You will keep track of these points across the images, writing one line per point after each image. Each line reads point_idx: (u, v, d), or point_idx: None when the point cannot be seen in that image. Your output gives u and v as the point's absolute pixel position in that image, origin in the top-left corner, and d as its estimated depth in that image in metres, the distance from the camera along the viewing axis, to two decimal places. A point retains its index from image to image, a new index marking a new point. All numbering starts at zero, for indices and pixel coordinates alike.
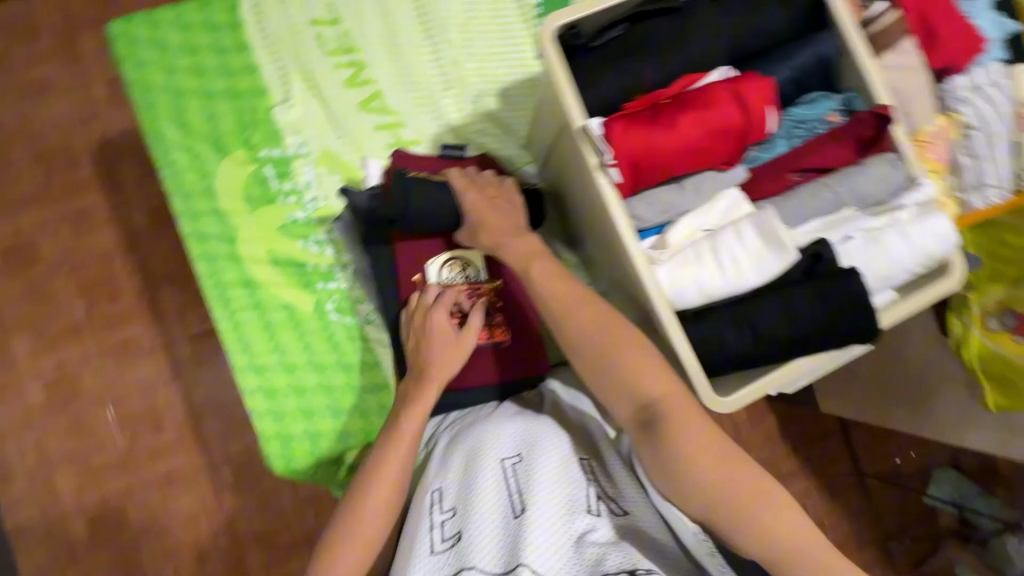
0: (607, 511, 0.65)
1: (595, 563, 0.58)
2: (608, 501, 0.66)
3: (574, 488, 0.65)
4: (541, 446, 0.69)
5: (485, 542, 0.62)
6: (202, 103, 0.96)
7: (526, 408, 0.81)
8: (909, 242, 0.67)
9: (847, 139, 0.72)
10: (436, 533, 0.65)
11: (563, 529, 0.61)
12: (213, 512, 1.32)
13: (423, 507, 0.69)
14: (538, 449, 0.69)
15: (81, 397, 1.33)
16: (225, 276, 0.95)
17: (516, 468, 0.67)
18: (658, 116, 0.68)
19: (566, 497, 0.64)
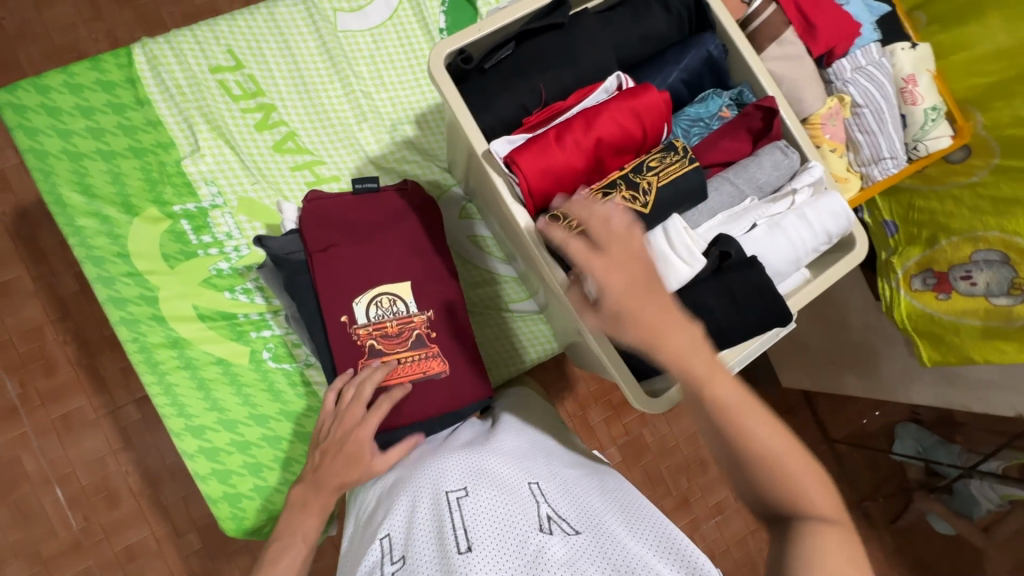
0: (560, 531, 0.63)
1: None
2: (560, 525, 0.64)
3: (522, 512, 0.65)
4: (486, 476, 0.69)
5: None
6: (105, 164, 0.93)
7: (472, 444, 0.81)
8: (808, 225, 0.70)
9: (740, 131, 0.75)
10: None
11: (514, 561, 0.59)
12: None
13: (371, 560, 0.66)
14: (483, 479, 0.69)
15: (24, 483, 1.25)
16: (148, 339, 0.91)
17: (462, 499, 0.67)
18: (560, 141, 0.67)
19: (514, 526, 0.62)
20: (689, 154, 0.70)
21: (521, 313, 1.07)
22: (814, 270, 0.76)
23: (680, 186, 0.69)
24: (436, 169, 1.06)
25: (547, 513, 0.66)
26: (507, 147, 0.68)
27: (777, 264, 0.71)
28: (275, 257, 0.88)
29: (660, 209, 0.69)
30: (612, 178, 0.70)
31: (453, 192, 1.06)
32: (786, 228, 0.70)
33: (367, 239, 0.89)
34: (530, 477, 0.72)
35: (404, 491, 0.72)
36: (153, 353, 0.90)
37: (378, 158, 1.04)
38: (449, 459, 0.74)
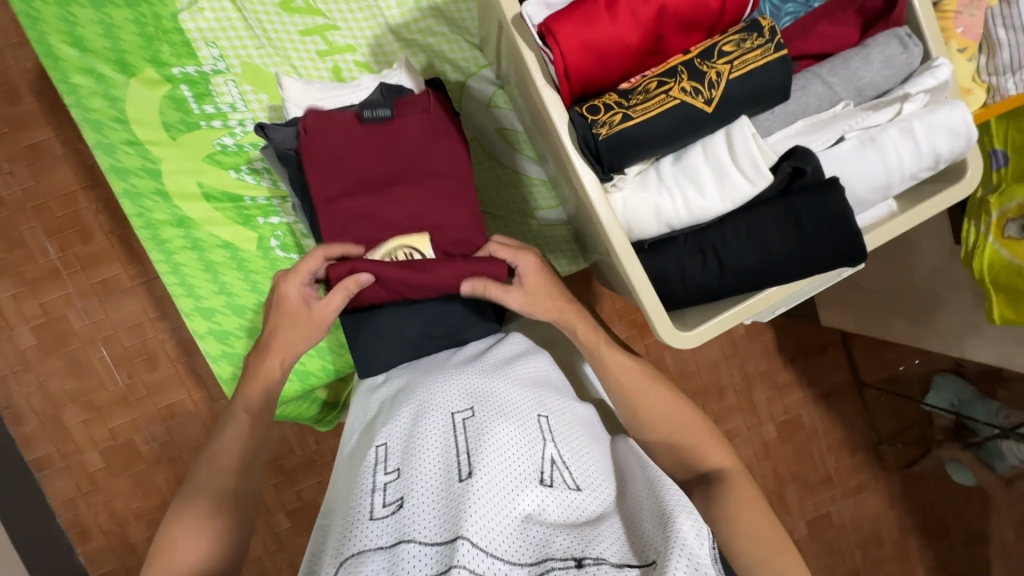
0: (559, 482, 0.62)
1: (541, 542, 0.55)
2: (561, 472, 0.63)
3: (526, 455, 0.62)
4: (498, 405, 0.66)
5: (428, 509, 0.58)
6: (97, 14, 0.83)
7: (483, 356, 0.77)
8: (912, 144, 0.56)
9: (847, 11, 0.59)
10: (377, 497, 0.61)
11: (511, 504, 0.57)
12: None
13: (366, 465, 0.65)
14: (494, 408, 0.66)
15: (71, 339, 1.31)
16: (155, 215, 0.86)
17: (468, 426, 0.65)
18: (611, 8, 0.53)
19: (518, 467, 0.61)
20: (777, 39, 0.55)
21: (544, 222, 0.97)
22: (903, 202, 0.63)
23: (757, 81, 0.55)
24: (466, 46, 0.91)
25: (551, 457, 0.64)
26: (542, 15, 0.54)
27: (859, 189, 0.58)
28: (278, 151, 0.78)
29: (726, 108, 0.56)
30: (671, 63, 0.56)
31: (483, 74, 0.92)
32: (882, 147, 0.56)
33: (387, 183, 0.78)
34: (541, 410, 0.69)
35: (408, 400, 0.70)
36: (159, 231, 0.86)
37: (400, 27, 0.90)
38: (460, 378, 0.71)
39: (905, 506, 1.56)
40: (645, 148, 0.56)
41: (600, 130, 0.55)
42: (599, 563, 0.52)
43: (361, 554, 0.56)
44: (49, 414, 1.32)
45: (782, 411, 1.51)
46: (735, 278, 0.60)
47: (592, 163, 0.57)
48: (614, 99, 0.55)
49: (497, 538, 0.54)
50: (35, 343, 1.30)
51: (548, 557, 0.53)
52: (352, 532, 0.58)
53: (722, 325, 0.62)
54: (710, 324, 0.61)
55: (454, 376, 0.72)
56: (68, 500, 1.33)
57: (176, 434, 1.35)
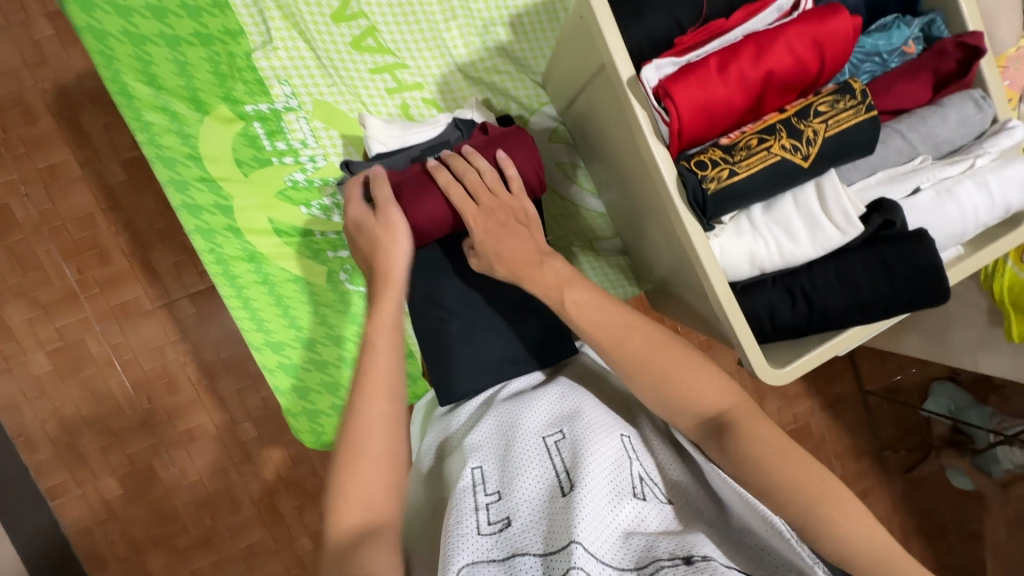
0: (651, 495, 0.63)
1: (646, 552, 0.57)
2: (651, 485, 0.65)
3: (618, 470, 0.64)
4: (585, 423, 0.68)
5: (534, 526, 0.60)
6: (169, 50, 0.83)
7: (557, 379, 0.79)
8: (987, 196, 0.61)
9: (925, 73, 0.63)
10: (480, 516, 0.62)
11: (612, 515, 0.59)
12: (242, 463, 1.34)
13: (462, 487, 0.66)
14: (583, 427, 0.67)
15: (90, 363, 1.28)
16: (226, 250, 0.87)
17: (560, 446, 0.67)
18: (723, 72, 0.56)
19: (613, 479, 0.62)
20: (869, 100, 0.59)
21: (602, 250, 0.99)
22: (970, 247, 0.67)
23: (851, 138, 0.59)
24: (529, 84, 0.94)
25: (641, 473, 0.65)
26: (656, 76, 0.57)
27: (938, 236, 0.62)
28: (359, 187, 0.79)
29: (821, 163, 0.60)
30: (770, 121, 0.60)
31: (545, 111, 0.95)
32: (959, 198, 0.61)
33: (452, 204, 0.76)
34: (623, 429, 0.70)
35: (495, 421, 0.72)
36: (230, 266, 0.87)
37: (467, 65, 0.92)
38: (543, 400, 0.73)
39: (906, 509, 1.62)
40: (749, 197, 0.60)
41: (709, 185, 0.58)
42: (708, 560, 0.53)
43: (473, 566, 0.58)
44: (64, 441, 1.29)
45: (790, 420, 1.56)
46: (823, 318, 0.64)
47: (696, 213, 0.61)
48: (719, 155, 0.59)
49: (602, 547, 0.57)
50: (50, 369, 1.27)
51: (655, 560, 0.55)
52: (460, 544, 0.59)
53: (812, 361, 0.65)
54: (801, 362, 0.65)
55: (536, 397, 0.74)
56: (84, 528, 1.30)
57: (198, 457, 1.34)
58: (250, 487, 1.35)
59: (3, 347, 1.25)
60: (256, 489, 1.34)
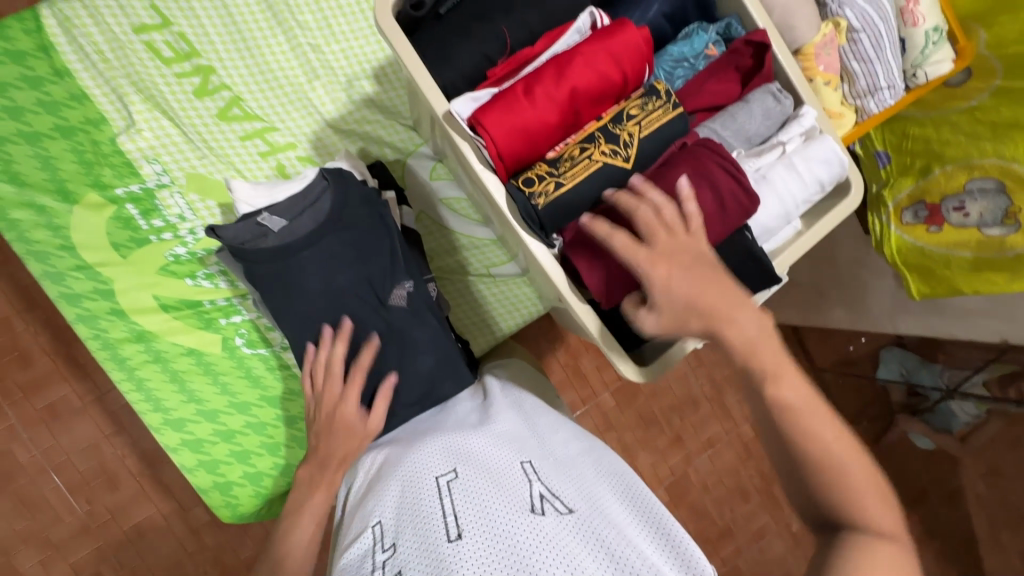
0: (553, 510, 0.61)
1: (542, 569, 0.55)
2: (550, 501, 0.63)
3: (513, 494, 0.62)
4: (476, 458, 0.67)
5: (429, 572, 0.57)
6: (29, 147, 0.84)
7: (459, 416, 0.79)
8: (797, 176, 0.65)
9: (728, 71, 0.68)
10: None
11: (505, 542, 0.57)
12: (197, 550, 1.28)
13: (362, 550, 0.64)
14: (475, 462, 0.66)
15: (20, 474, 1.22)
16: (112, 334, 0.86)
17: (452, 487, 0.64)
18: (529, 94, 0.59)
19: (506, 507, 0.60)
20: (673, 99, 0.63)
21: (501, 275, 1.02)
22: (807, 221, 0.73)
23: (664, 136, 0.63)
24: (400, 129, 0.97)
25: (540, 493, 0.64)
26: (469, 107, 0.60)
27: (765, 220, 0.66)
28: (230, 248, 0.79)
29: (642, 164, 0.63)
30: (589, 131, 0.63)
31: (421, 152, 0.98)
32: (774, 182, 0.65)
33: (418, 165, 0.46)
34: (523, 455, 0.69)
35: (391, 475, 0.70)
36: (118, 350, 0.86)
37: (337, 120, 0.95)
38: (437, 440, 0.71)
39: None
40: (580, 207, 0.62)
41: (539, 200, 0.61)
42: None
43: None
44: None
45: (751, 410, 1.54)
46: None
47: (535, 230, 0.63)
48: (545, 170, 0.62)
49: None
50: None
51: None
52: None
53: (676, 354, 0.68)
54: (664, 357, 0.68)
55: (432, 440, 0.72)
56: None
57: (147, 554, 1.27)
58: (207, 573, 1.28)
59: None
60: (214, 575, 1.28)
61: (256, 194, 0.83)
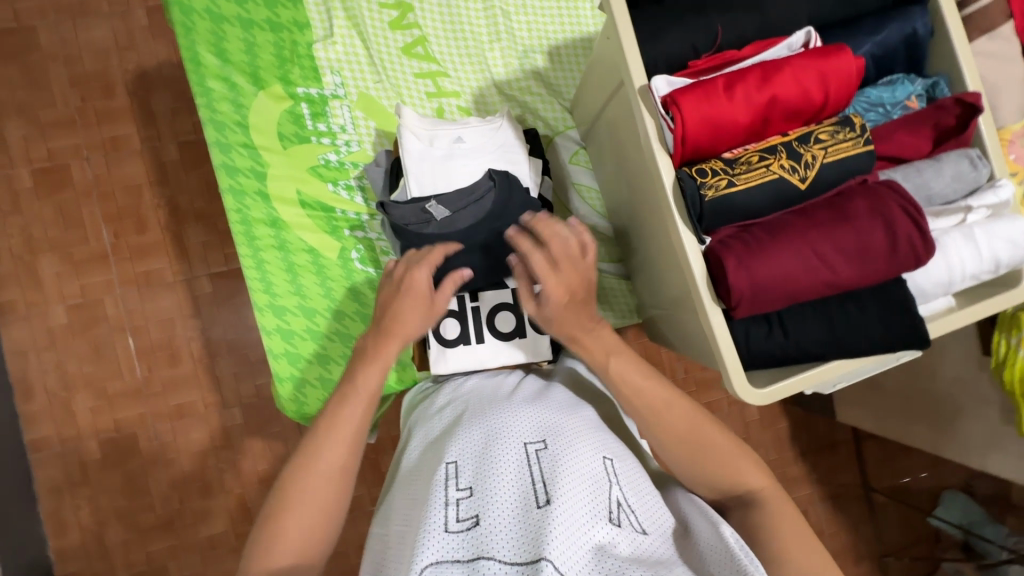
0: (628, 525, 0.58)
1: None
2: (627, 511, 0.59)
3: (595, 491, 0.59)
4: (567, 438, 0.63)
5: (505, 530, 0.55)
6: (241, 32, 0.93)
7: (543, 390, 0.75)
8: (975, 247, 0.63)
9: (925, 125, 0.66)
10: (449, 512, 0.58)
11: (585, 535, 0.54)
12: (222, 448, 1.33)
13: (436, 480, 0.62)
14: (567, 442, 0.63)
15: (102, 324, 1.32)
16: (251, 212, 0.92)
17: (541, 458, 0.61)
18: (730, 90, 0.60)
19: (591, 500, 0.57)
20: (866, 134, 0.62)
21: (609, 272, 1.01)
22: (962, 300, 0.69)
23: (846, 167, 0.62)
24: (557, 107, 1.01)
25: (619, 499, 0.60)
26: (666, 87, 0.62)
27: (924, 283, 0.64)
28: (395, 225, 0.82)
29: (817, 188, 0.62)
30: (772, 142, 0.63)
31: (569, 134, 1.01)
32: (946, 247, 0.63)
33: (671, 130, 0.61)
34: (605, 452, 0.65)
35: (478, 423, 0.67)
36: (252, 227, 0.92)
37: (503, 83, 1.00)
38: (529, 407, 0.68)
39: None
40: (744, 212, 0.62)
41: (707, 192, 0.61)
42: None
43: (438, 567, 0.53)
44: (59, 396, 1.31)
45: None
46: (800, 349, 0.65)
47: (691, 221, 0.64)
48: (719, 166, 0.62)
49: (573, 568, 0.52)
50: (66, 322, 1.31)
51: None
52: (425, 543, 0.55)
53: (791, 389, 0.65)
54: (780, 386, 0.65)
55: (523, 406, 0.69)
56: (55, 488, 1.30)
57: (180, 436, 1.33)
58: (225, 474, 1.33)
59: (27, 295, 1.31)
60: (229, 478, 1.33)
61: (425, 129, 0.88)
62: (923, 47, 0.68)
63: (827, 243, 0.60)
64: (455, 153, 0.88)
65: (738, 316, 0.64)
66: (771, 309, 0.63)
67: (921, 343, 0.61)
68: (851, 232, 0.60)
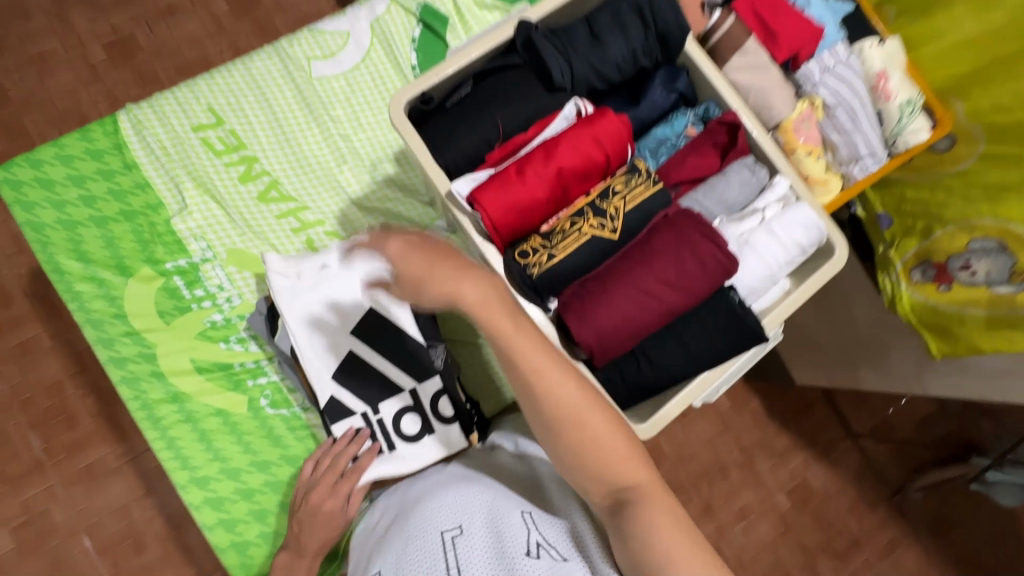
0: (548, 558, 0.63)
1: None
2: (547, 548, 0.64)
3: (511, 541, 0.65)
4: None
5: None
6: (97, 229, 0.97)
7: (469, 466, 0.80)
8: (778, 240, 0.70)
9: (707, 146, 0.75)
10: None
11: None
12: None
13: None
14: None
15: (56, 533, 1.25)
16: (151, 395, 0.93)
17: (456, 541, 0.66)
18: (521, 175, 0.67)
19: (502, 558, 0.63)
20: (653, 175, 0.70)
21: None
22: (795, 280, 0.76)
23: (647, 207, 0.69)
24: (417, 205, 1.07)
25: (539, 540, 0.66)
26: (467, 186, 0.68)
27: (750, 281, 0.71)
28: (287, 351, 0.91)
29: (628, 233, 0.69)
30: (578, 205, 0.70)
31: (436, 225, 1.07)
32: (756, 245, 0.70)
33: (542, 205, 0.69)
34: (524, 506, 0.70)
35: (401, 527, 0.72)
36: (154, 409, 0.93)
37: (361, 198, 1.06)
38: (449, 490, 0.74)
39: (947, 562, 1.41)
40: (573, 275, 0.68)
41: (533, 270, 0.67)
42: None
43: None
44: None
45: (788, 479, 1.43)
46: (668, 373, 0.70)
47: (532, 295, 0.69)
48: (539, 242, 0.68)
49: None
50: (15, 547, 1.24)
51: None
52: None
53: (674, 410, 0.70)
54: (661, 414, 0.70)
55: (439, 494, 0.73)
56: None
57: None
58: None
59: None
60: None
61: (290, 266, 0.90)
62: (687, 88, 0.77)
63: (647, 280, 0.66)
64: (323, 280, 0.88)
65: (601, 364, 0.69)
66: (627, 348, 0.68)
67: (761, 337, 0.68)
68: (663, 264, 0.66)
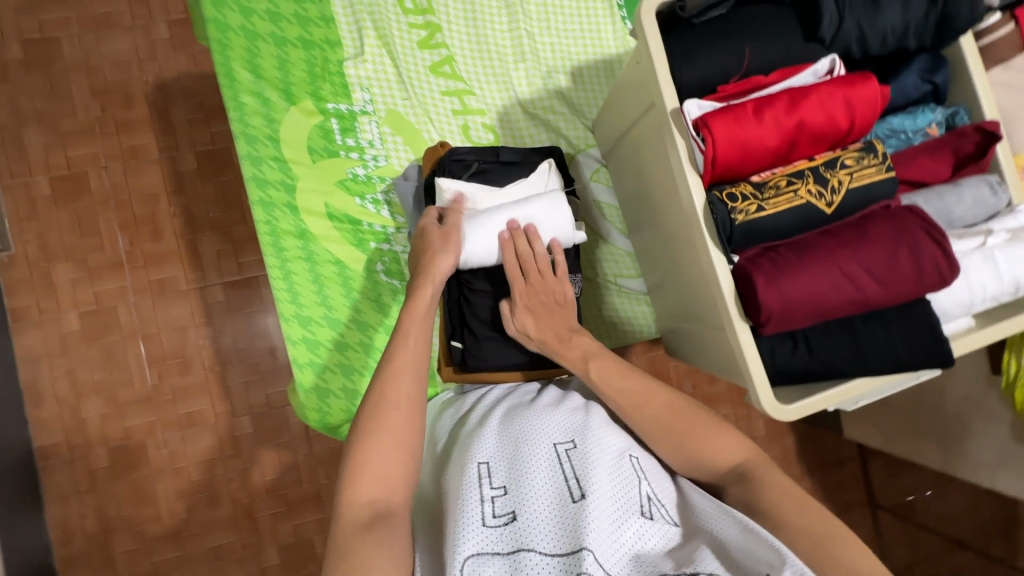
0: (660, 515, 0.61)
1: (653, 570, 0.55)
2: (659, 505, 0.62)
3: (624, 487, 0.62)
4: (595, 437, 0.66)
5: (543, 523, 0.58)
6: (274, 48, 0.96)
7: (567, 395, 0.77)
8: (994, 271, 0.65)
9: (945, 150, 0.69)
10: (486, 508, 0.60)
11: (618, 526, 0.57)
12: (230, 458, 1.28)
13: (469, 479, 0.64)
14: (595, 441, 0.65)
15: (117, 329, 1.27)
16: (280, 224, 0.94)
17: (572, 457, 0.63)
18: (761, 114, 0.62)
19: (620, 497, 0.60)
20: (888, 161, 0.64)
21: (632, 288, 1.03)
22: (980, 320, 0.71)
23: (872, 191, 0.64)
24: (580, 126, 1.03)
25: (648, 493, 0.63)
26: (697, 111, 0.65)
27: (945, 303, 0.66)
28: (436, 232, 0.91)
29: (844, 212, 0.65)
30: (799, 166, 0.65)
31: (591, 152, 1.04)
32: (967, 270, 0.65)
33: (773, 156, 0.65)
34: (630, 450, 0.67)
35: (510, 427, 0.69)
36: (280, 239, 0.94)
37: (527, 102, 1.02)
38: (559, 412, 0.70)
39: None
40: (774, 235, 0.65)
41: (737, 216, 0.64)
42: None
43: (479, 559, 0.56)
44: (69, 403, 1.25)
45: None
46: (824, 366, 0.66)
47: (721, 242, 0.66)
48: (750, 190, 0.64)
49: (611, 559, 0.55)
50: (78, 331, 1.26)
51: None
52: (465, 535, 0.57)
53: (817, 405, 0.67)
54: (805, 403, 0.66)
55: (549, 411, 0.70)
56: (62, 495, 1.23)
57: (189, 443, 1.27)
58: (231, 483, 1.27)
59: (40, 300, 1.26)
60: (236, 485, 1.27)
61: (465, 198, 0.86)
62: (944, 83, 0.70)
63: (853, 262, 0.62)
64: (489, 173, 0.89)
65: (766, 333, 0.65)
66: (799, 327, 0.65)
67: (946, 361, 0.64)
68: (872, 251, 0.62)
